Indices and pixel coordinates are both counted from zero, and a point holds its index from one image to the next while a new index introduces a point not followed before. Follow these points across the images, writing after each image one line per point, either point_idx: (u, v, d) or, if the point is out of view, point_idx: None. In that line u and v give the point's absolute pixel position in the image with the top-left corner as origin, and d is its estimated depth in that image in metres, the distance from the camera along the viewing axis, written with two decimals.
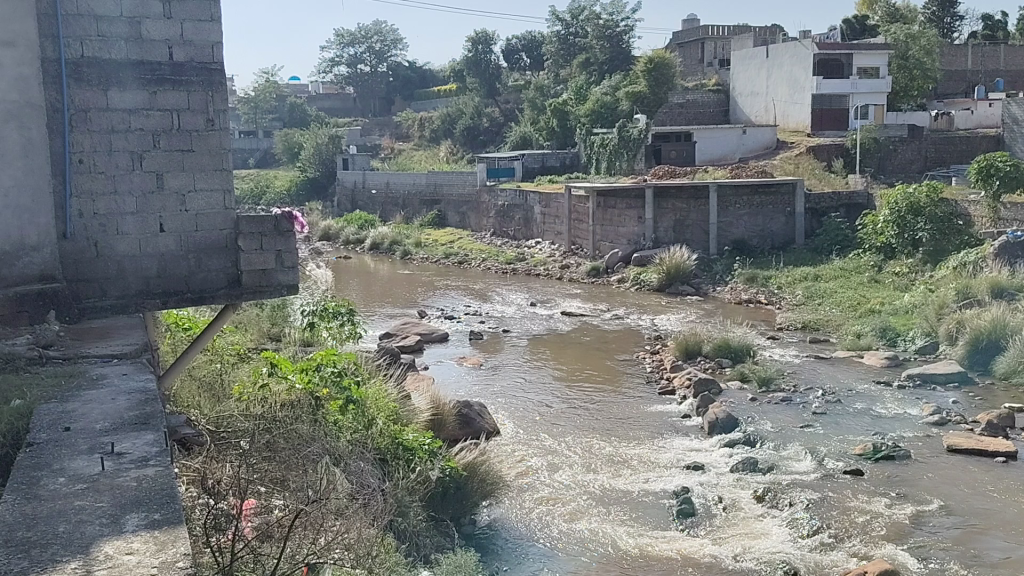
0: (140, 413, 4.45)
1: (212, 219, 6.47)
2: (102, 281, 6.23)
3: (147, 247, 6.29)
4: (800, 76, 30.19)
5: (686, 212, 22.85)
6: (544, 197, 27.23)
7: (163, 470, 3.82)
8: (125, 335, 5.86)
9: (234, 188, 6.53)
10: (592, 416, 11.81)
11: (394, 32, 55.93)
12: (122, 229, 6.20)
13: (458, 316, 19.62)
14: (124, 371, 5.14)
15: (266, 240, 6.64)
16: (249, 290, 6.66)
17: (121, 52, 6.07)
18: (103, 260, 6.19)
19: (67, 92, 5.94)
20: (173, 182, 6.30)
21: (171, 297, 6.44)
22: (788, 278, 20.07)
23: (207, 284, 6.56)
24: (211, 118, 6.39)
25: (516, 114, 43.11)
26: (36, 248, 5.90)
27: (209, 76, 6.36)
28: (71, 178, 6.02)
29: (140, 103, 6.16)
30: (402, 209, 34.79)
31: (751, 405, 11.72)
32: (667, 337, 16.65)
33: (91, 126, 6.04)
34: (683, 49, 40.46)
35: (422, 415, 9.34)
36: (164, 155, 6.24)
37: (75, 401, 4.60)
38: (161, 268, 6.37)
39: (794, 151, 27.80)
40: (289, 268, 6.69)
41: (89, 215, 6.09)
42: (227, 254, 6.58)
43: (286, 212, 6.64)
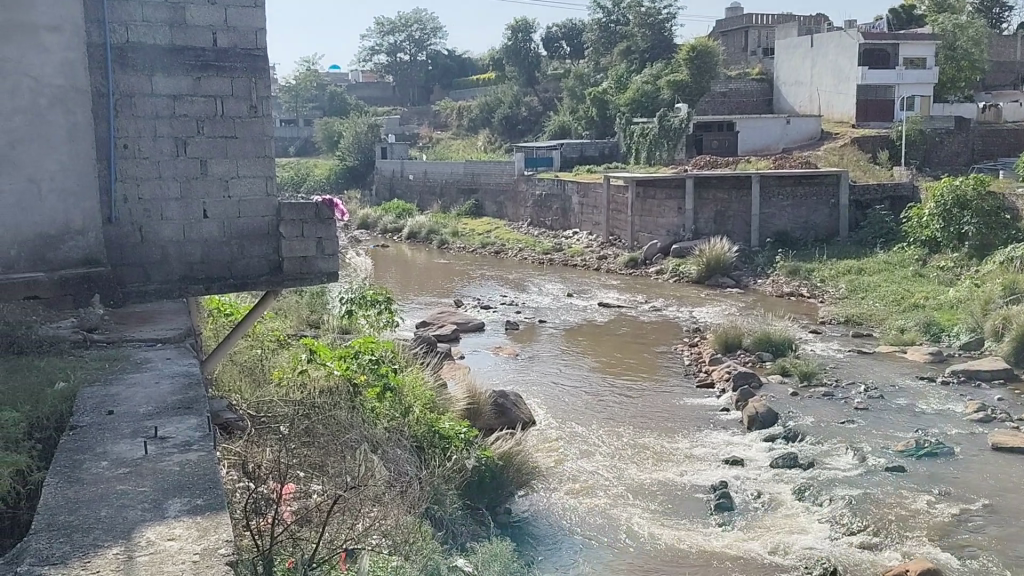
0: (182, 397, 4.50)
1: (255, 206, 6.52)
2: (146, 266, 6.30)
3: (191, 232, 6.35)
4: (844, 66, 29.65)
5: (727, 203, 22.62)
6: (582, 187, 27.12)
7: (206, 454, 3.86)
8: (168, 320, 5.94)
9: (276, 175, 6.57)
10: (630, 408, 11.74)
11: (434, 21, 56.01)
12: (166, 215, 6.26)
13: (494, 306, 19.64)
14: (168, 355, 5.22)
15: (308, 227, 6.69)
16: (291, 277, 6.70)
17: (166, 38, 6.11)
18: (148, 245, 6.26)
19: (113, 78, 5.99)
20: (217, 169, 6.34)
21: (214, 282, 6.50)
22: (830, 271, 19.80)
23: (249, 270, 6.61)
24: (255, 104, 6.43)
25: (555, 103, 42.93)
26: (83, 232, 5.94)
27: (252, 63, 6.39)
28: (116, 164, 6.07)
29: (184, 89, 6.20)
30: (440, 198, 34.86)
31: (791, 399, 11.59)
32: (706, 329, 16.51)
33: (135, 112, 6.09)
34: (726, 38, 40.00)
35: (458, 404, 9.37)
36: (208, 141, 6.28)
37: (119, 385, 4.67)
38: (204, 254, 6.43)
39: (836, 142, 27.50)
40: (330, 255, 6.76)
41: (134, 200, 6.15)
42: (269, 241, 6.62)
43: (327, 200, 6.70)
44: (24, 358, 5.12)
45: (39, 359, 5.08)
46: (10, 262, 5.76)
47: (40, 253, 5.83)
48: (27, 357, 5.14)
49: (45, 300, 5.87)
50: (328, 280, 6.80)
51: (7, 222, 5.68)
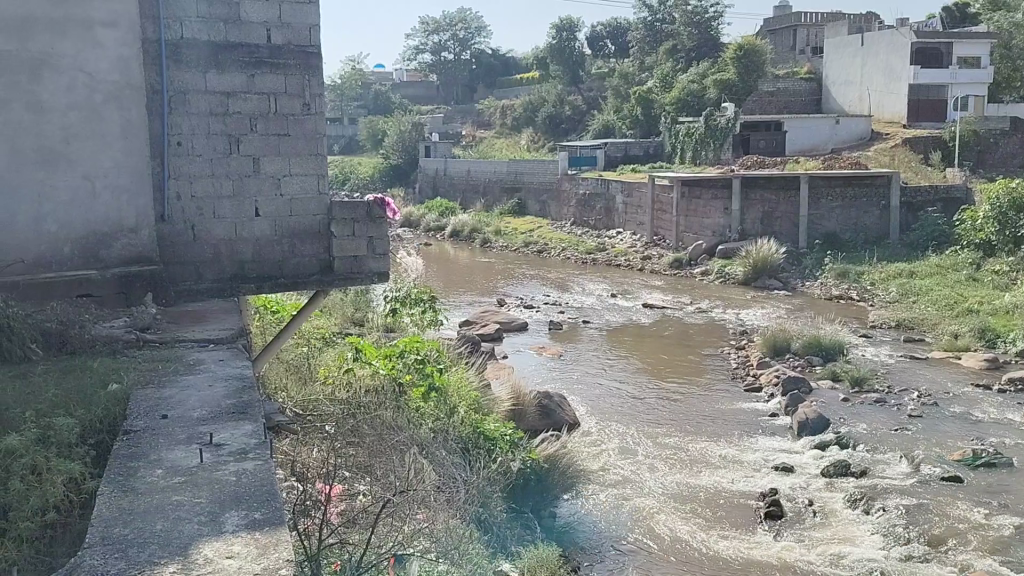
0: (236, 401, 4.47)
1: (306, 204, 6.49)
2: (197, 265, 6.30)
3: (243, 230, 6.34)
4: (895, 65, 29.09)
5: (775, 204, 22.28)
6: (626, 186, 26.91)
7: (262, 463, 3.81)
8: (220, 319, 5.94)
9: (329, 173, 6.53)
10: (676, 411, 11.60)
11: (478, 20, 56.06)
12: (218, 213, 6.26)
13: (537, 305, 19.55)
14: (221, 357, 5.21)
15: (359, 227, 6.64)
16: (341, 277, 6.65)
17: (221, 35, 6.10)
18: (200, 243, 6.26)
19: (167, 75, 6.01)
20: (269, 166, 6.32)
21: (265, 281, 6.49)
22: (881, 274, 19.41)
23: (299, 269, 6.58)
24: (308, 102, 6.39)
25: (599, 102, 42.61)
26: (135, 229, 5.99)
27: (306, 59, 6.35)
28: (169, 161, 6.08)
29: (238, 86, 6.18)
30: (482, 197, 34.85)
31: (842, 405, 11.34)
32: (753, 332, 16.27)
33: (189, 109, 6.09)
34: (774, 37, 39.47)
35: (502, 405, 9.31)
36: (261, 139, 6.26)
37: (172, 387, 4.67)
38: (255, 252, 6.41)
39: (887, 142, 27.04)
40: (382, 255, 6.68)
41: (186, 198, 6.16)
42: (319, 240, 6.59)
43: (379, 198, 6.60)
44: (77, 358, 5.15)
45: (92, 360, 5.11)
46: (63, 258, 5.84)
47: (92, 250, 5.92)
48: (80, 357, 5.17)
49: (98, 297, 5.96)
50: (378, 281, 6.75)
51: (59, 217, 5.78)
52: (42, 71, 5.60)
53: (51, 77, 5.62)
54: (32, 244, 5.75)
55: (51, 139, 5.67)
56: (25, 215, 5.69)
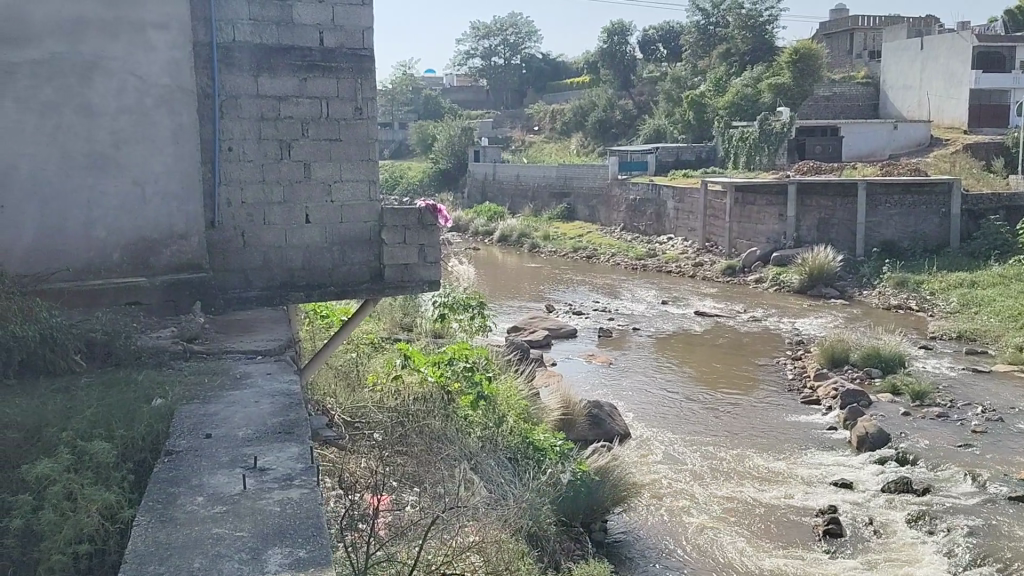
0: (282, 418, 4.37)
1: (358, 211, 6.44)
2: (246, 272, 6.26)
3: (293, 237, 6.29)
4: (956, 69, 28.28)
5: (831, 210, 21.81)
6: (678, 191, 26.60)
7: (308, 491, 3.66)
8: (269, 329, 5.86)
9: (380, 179, 6.48)
10: (730, 422, 11.38)
11: (529, 25, 56.06)
12: (269, 220, 6.21)
13: (587, 312, 19.37)
14: (268, 370, 5.12)
15: (411, 234, 6.61)
16: (391, 284, 6.62)
17: (273, 38, 6.06)
18: (250, 249, 6.21)
19: (219, 79, 5.97)
20: (319, 172, 6.28)
21: (315, 289, 6.44)
22: (941, 283, 18.88)
23: (349, 277, 6.52)
24: (360, 106, 6.35)
25: (650, 107, 42.21)
26: (185, 236, 5.97)
27: (359, 63, 6.32)
28: (219, 167, 6.03)
29: (290, 90, 6.14)
30: (531, 201, 34.76)
31: (903, 419, 10.98)
32: (809, 342, 15.91)
33: (240, 114, 6.05)
34: (830, 41, 38.79)
35: (552, 414, 9.19)
36: (312, 144, 6.22)
37: (217, 404, 4.58)
38: (305, 260, 6.37)
39: (948, 149, 26.39)
40: (432, 262, 6.67)
41: (236, 204, 6.12)
42: (370, 247, 6.54)
43: (430, 205, 6.55)
44: (122, 370, 5.08)
45: (137, 373, 5.03)
46: (112, 265, 5.81)
47: (141, 256, 5.88)
48: (125, 370, 5.10)
49: (147, 305, 5.92)
50: (428, 289, 6.69)
51: (109, 223, 5.75)
52: (93, 75, 5.57)
53: (102, 80, 5.59)
54: (82, 250, 5.72)
55: (100, 143, 5.64)
56: (75, 220, 5.66)
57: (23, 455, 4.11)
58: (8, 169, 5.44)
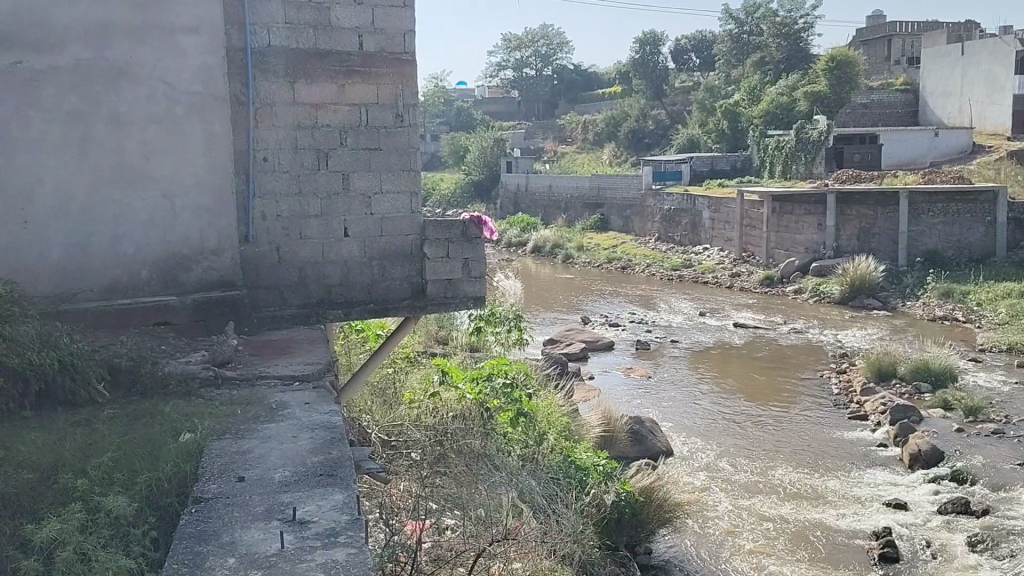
0: (325, 457, 3.79)
1: (398, 224, 6.21)
2: (282, 288, 6.03)
3: (330, 253, 6.06)
4: (999, 75, 27.67)
5: (872, 219, 21.30)
6: (713, 201, 26.25)
7: (355, 553, 3.01)
8: (309, 351, 5.47)
9: (422, 190, 6.25)
10: (775, 438, 11.07)
11: (561, 36, 56.10)
12: (305, 234, 5.99)
13: (623, 323, 19.06)
14: (306, 400, 4.59)
15: (454, 247, 6.35)
16: (433, 302, 6.38)
17: (310, 41, 5.87)
18: (285, 266, 5.99)
19: (253, 85, 5.78)
20: (359, 183, 6.06)
21: (355, 306, 6.22)
22: (989, 293, 18.36)
23: (389, 294, 6.30)
24: (401, 113, 6.14)
25: (683, 116, 41.83)
26: (217, 251, 5.77)
27: (400, 68, 6.10)
28: (253, 177, 5.83)
29: (328, 96, 5.94)
30: (564, 212, 34.52)
31: (958, 436, 10.55)
32: (854, 355, 15.50)
33: (275, 122, 5.85)
34: (867, 47, 38.23)
35: (594, 431, 8.95)
36: (351, 154, 6.01)
37: (251, 439, 4.00)
38: (343, 276, 6.14)
39: (991, 156, 25.76)
40: (477, 278, 6.41)
41: (272, 217, 5.90)
42: (411, 262, 6.31)
43: (475, 216, 6.32)
44: (148, 402, 4.52)
45: (165, 404, 4.50)
46: (141, 283, 5.61)
47: (170, 273, 5.67)
48: (152, 400, 4.55)
49: (177, 326, 5.67)
50: (474, 306, 6.45)
51: (137, 238, 5.55)
52: (120, 81, 5.40)
53: (130, 87, 5.42)
54: (109, 267, 5.52)
55: (128, 155, 5.46)
56: (101, 235, 5.46)
57: (34, 500, 3.57)
58: (32, 180, 5.27)
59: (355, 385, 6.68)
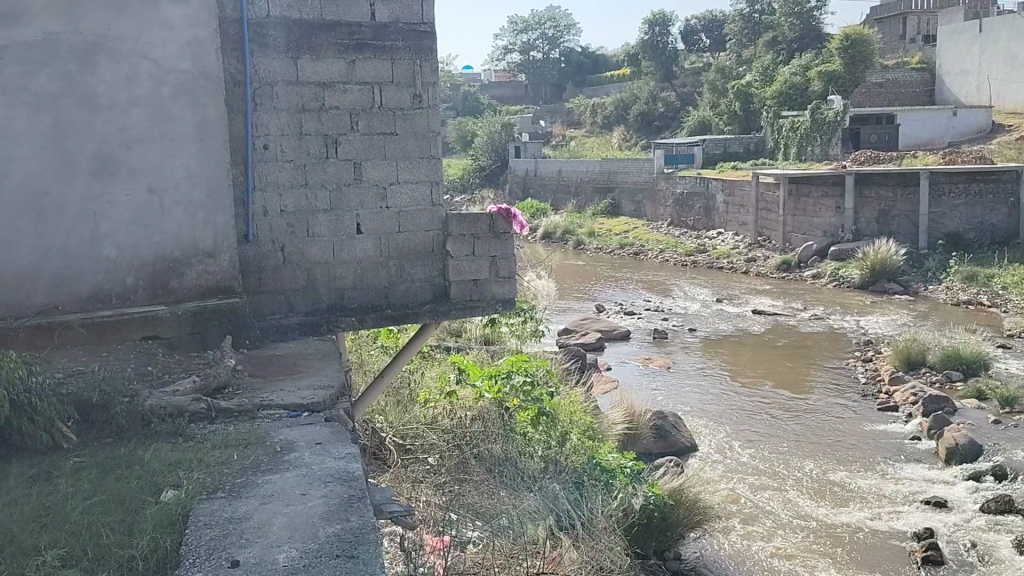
0: (344, 527, 3.02)
1: (418, 218, 5.67)
2: (287, 294, 5.46)
3: (341, 252, 5.52)
4: (1018, 52, 27.06)
5: (892, 202, 20.80)
6: (727, 185, 25.75)
7: None
8: (319, 370, 4.81)
9: (443, 181, 5.70)
10: (802, 430, 10.72)
11: (568, 18, 55.54)
12: (313, 232, 5.43)
13: (638, 312, 18.62)
14: (317, 439, 3.85)
15: (479, 244, 5.83)
16: (458, 304, 5.86)
17: (315, 12, 5.30)
18: (291, 268, 5.43)
19: (251, 62, 5.20)
20: (373, 174, 5.51)
21: (371, 311, 5.67)
22: (1015, 276, 17.87)
23: (408, 297, 5.77)
24: (419, 93, 5.57)
25: (694, 98, 41.17)
26: (213, 253, 5.07)
27: (418, 41, 5.55)
28: (253, 168, 5.24)
29: (336, 74, 5.36)
30: (575, 197, 34.01)
31: (996, 428, 10.12)
32: (878, 342, 15.05)
33: (277, 105, 5.27)
34: (882, 25, 37.55)
35: (617, 427, 8.63)
36: (363, 139, 5.46)
37: (248, 501, 3.23)
38: (357, 278, 5.60)
39: (1012, 135, 25.17)
40: (506, 278, 5.91)
41: (275, 213, 5.34)
42: (433, 261, 5.78)
43: (503, 210, 5.83)
44: (124, 448, 3.80)
45: (144, 447, 3.81)
46: (127, 292, 4.90)
47: (160, 279, 4.97)
48: (129, 445, 3.83)
49: (167, 339, 4.99)
50: (502, 308, 5.93)
51: (121, 241, 4.84)
52: (97, 58, 4.66)
53: (108, 65, 4.69)
54: (89, 273, 4.80)
55: (109, 143, 4.74)
56: (79, 237, 4.74)
57: None
58: None
59: (372, 389, 6.33)
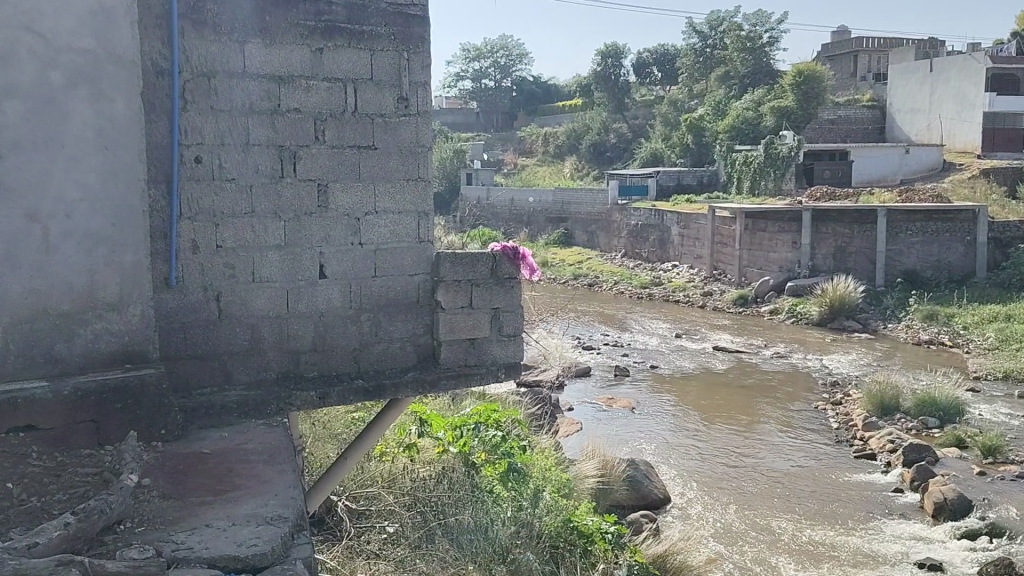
0: None
1: (398, 258, 4.66)
2: (225, 360, 4.28)
3: (298, 303, 4.42)
4: (969, 92, 27.38)
5: (850, 237, 20.61)
6: (682, 217, 25.39)
7: None
8: (264, 483, 3.31)
9: (433, 210, 4.74)
10: (779, 480, 10.08)
11: (520, 47, 55.34)
12: (261, 276, 4.31)
13: (597, 347, 17.96)
14: None
15: (478, 293, 4.86)
16: (449, 370, 4.83)
17: None
18: (230, 324, 4.27)
19: (180, 45, 4.05)
20: (343, 200, 4.48)
21: (339, 381, 4.56)
22: (975, 316, 17.64)
23: (384, 359, 4.74)
24: (405, 95, 4.60)
25: (646, 131, 41.03)
26: (118, 307, 3.66)
27: (405, 27, 4.59)
28: (179, 188, 4.09)
29: (300, 65, 4.31)
30: (526, 226, 33.41)
31: (981, 481, 9.61)
32: (844, 383, 14.57)
33: (216, 104, 4.15)
34: (833, 63, 38.04)
35: (591, 479, 7.89)
36: (330, 154, 4.42)
37: None
38: (316, 337, 4.50)
39: (963, 173, 25.34)
40: (508, 338, 4.92)
41: (208, 250, 4.18)
42: (417, 313, 4.78)
43: (512, 250, 4.89)
44: None
45: None
46: None
47: (39, 344, 3.49)
48: None
49: (45, 434, 3.43)
50: (504, 374, 4.93)
51: None
52: None
53: None
54: None
55: None
56: None
57: None
58: None
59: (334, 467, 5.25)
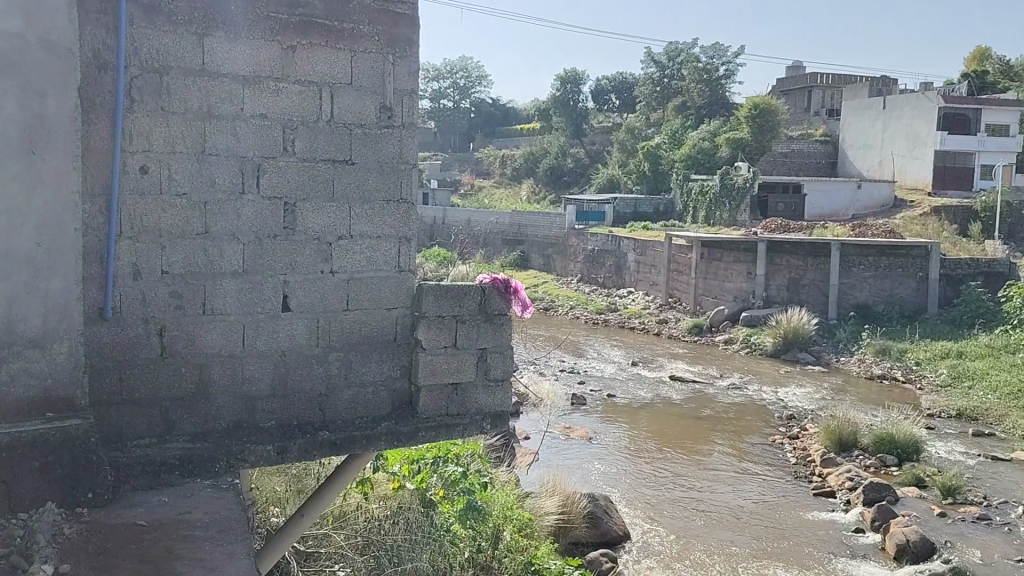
0: None
1: (375, 289, 4.33)
2: (167, 404, 3.89)
3: (257, 339, 4.07)
4: (921, 130, 27.86)
5: (804, 269, 20.70)
6: (639, 244, 25.34)
7: None
8: (207, 568, 2.94)
9: (414, 236, 4.41)
10: (740, 518, 9.85)
11: (479, 69, 55.35)
12: (215, 307, 3.95)
13: (552, 373, 17.71)
14: None
15: (462, 331, 4.53)
16: (427, 420, 4.47)
17: None
18: (177, 359, 3.89)
19: (128, 34, 3.68)
20: (313, 222, 4.14)
21: (302, 432, 4.18)
22: (926, 352, 17.74)
23: (354, 405, 4.39)
24: (387, 106, 4.29)
25: (603, 157, 41.08)
26: (42, 343, 3.26)
27: (392, 28, 4.27)
28: (120, 203, 3.71)
29: (269, 64, 3.97)
30: (482, 247, 33.12)
31: (942, 523, 9.48)
32: (800, 417, 14.47)
33: (168, 106, 3.78)
34: (788, 97, 38.62)
35: (551, 518, 7.55)
36: (302, 170, 4.09)
37: None
38: (279, 377, 4.14)
39: (913, 211, 25.70)
40: (494, 385, 4.61)
41: (152, 275, 3.80)
42: (392, 353, 4.44)
43: (503, 284, 4.62)
44: None
45: None
46: None
47: None
48: None
49: None
50: (488, 425, 4.62)
51: None
52: None
53: None
54: None
55: None
56: None
57: None
58: None
59: (287, 524, 4.81)
